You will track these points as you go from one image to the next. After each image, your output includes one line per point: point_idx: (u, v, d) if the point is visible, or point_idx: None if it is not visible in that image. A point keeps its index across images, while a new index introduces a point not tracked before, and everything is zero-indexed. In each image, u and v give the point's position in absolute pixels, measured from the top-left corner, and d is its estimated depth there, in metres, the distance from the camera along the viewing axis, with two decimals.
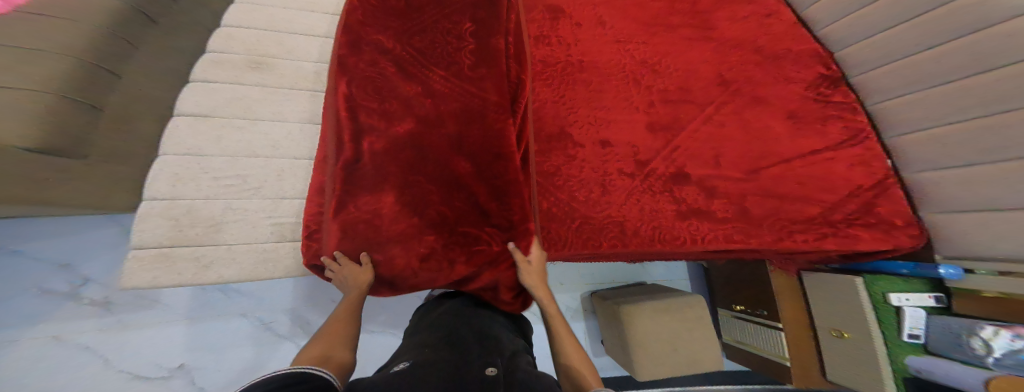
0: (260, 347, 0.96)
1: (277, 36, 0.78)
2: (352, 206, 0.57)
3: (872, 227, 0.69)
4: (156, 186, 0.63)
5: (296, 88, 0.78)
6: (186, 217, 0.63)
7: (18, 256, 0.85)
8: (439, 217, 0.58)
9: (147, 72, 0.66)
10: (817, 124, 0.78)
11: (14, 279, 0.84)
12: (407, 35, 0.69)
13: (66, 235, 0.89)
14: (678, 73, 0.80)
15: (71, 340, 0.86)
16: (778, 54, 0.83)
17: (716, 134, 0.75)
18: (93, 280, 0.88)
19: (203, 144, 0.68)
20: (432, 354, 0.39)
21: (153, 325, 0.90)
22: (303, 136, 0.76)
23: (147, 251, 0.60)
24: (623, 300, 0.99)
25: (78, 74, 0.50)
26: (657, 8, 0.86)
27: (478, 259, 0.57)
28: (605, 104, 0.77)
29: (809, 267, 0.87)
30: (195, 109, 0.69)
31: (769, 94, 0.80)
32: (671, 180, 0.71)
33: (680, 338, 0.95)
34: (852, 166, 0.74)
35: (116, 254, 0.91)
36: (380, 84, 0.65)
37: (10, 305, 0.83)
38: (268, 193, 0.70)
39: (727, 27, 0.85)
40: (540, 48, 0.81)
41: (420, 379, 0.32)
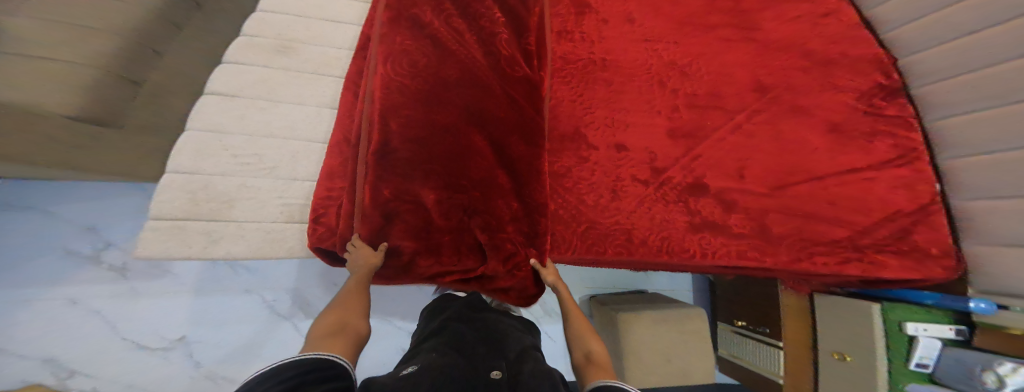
0: (256, 321, 1.06)
1: (307, 21, 0.80)
2: (391, 193, 0.60)
3: (903, 255, 0.65)
4: (179, 160, 0.66)
5: (320, 74, 0.80)
6: (203, 192, 0.66)
7: (52, 218, 0.95)
8: (479, 220, 0.63)
9: (183, 50, 0.71)
10: (862, 139, 0.71)
11: (45, 239, 0.94)
12: (447, 16, 0.69)
13: (95, 201, 0.98)
14: (710, 76, 0.76)
15: (85, 303, 0.94)
16: (830, 59, 0.76)
17: (745, 145, 0.72)
18: (114, 245, 0.98)
19: (226, 122, 0.71)
20: (441, 359, 0.45)
21: (163, 295, 1.00)
22: (321, 119, 0.79)
23: (163, 221, 0.63)
24: (621, 308, 1.04)
25: (119, 54, 0.56)
26: (694, 6, 0.81)
27: (515, 262, 0.64)
28: (623, 106, 0.75)
29: (821, 288, 0.84)
30: (224, 89, 0.72)
31: (812, 103, 0.74)
32: (688, 191, 0.69)
33: (675, 349, 1.00)
34: (895, 188, 0.68)
35: (136, 223, 1.00)
36: (418, 65, 0.66)
37: (37, 265, 0.93)
38: (282, 173, 0.74)
39: (774, 27, 0.79)
40: (561, 44, 0.79)
41: (428, 380, 0.38)
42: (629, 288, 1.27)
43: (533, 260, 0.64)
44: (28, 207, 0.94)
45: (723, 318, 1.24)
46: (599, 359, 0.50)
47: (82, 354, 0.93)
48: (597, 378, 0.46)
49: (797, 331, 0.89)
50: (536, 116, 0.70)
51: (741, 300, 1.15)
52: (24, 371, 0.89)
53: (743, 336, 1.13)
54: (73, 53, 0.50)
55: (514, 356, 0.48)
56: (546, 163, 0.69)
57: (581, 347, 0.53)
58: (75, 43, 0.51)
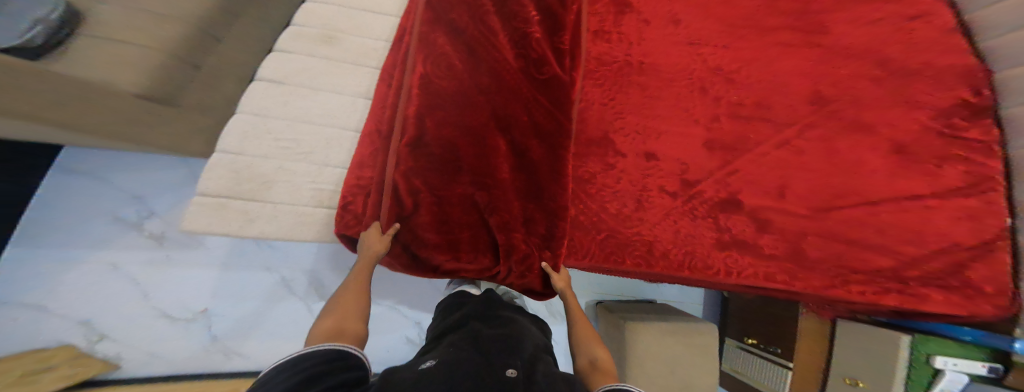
0: (277, 300, 1.04)
1: (351, 12, 0.81)
2: (425, 187, 0.63)
3: (951, 290, 0.61)
4: (227, 140, 0.68)
5: (359, 64, 0.81)
6: (245, 172, 0.67)
7: (105, 183, 0.94)
8: (497, 218, 0.64)
9: (246, 43, 0.81)
10: (929, 164, 0.65)
11: (95, 202, 0.93)
12: (484, 19, 0.71)
13: (144, 169, 0.96)
14: (760, 85, 0.72)
15: (124, 269, 0.94)
16: (909, 70, 0.68)
17: (791, 161, 0.68)
18: (157, 214, 0.97)
19: (271, 106, 0.72)
20: (458, 353, 0.50)
21: (192, 266, 0.98)
22: (357, 108, 0.79)
23: (207, 198, 0.64)
24: (629, 316, 0.98)
25: (187, 38, 0.66)
26: (752, 7, 0.77)
27: (528, 263, 0.65)
28: (659, 112, 0.73)
29: (847, 315, 0.84)
30: (272, 76, 0.74)
31: (878, 120, 0.68)
32: (720, 206, 0.67)
33: (684, 361, 0.91)
34: (957, 220, 0.63)
35: (180, 193, 0.99)
36: (455, 68, 0.68)
37: (82, 226, 0.92)
38: (316, 159, 0.74)
39: (844, 31, 0.73)
40: (598, 44, 0.77)
41: (443, 373, 0.43)
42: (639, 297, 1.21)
43: (545, 264, 0.65)
44: (82, 168, 0.93)
45: (730, 333, 1.18)
46: (604, 365, 0.55)
47: (114, 318, 0.94)
48: (604, 382, 0.51)
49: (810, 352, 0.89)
50: (565, 119, 0.70)
51: (755, 318, 1.08)
52: (58, 332, 0.90)
53: (752, 355, 1.06)
54: (152, 37, 0.61)
55: (527, 358, 0.51)
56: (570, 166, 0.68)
57: (586, 355, 0.57)
58: (156, 29, 0.62)
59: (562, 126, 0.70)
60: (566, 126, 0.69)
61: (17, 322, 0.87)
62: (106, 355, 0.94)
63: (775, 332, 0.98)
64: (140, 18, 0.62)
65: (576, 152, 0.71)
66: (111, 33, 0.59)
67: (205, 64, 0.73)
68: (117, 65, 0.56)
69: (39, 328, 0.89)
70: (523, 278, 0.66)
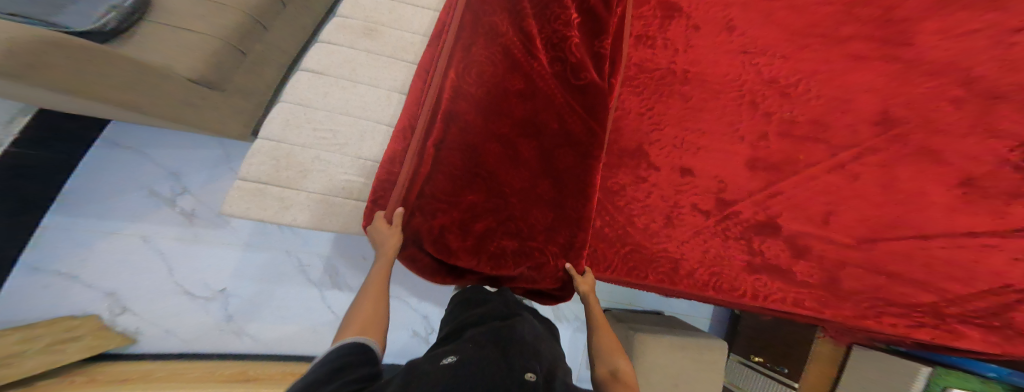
0: (292, 284, 1.10)
1: (391, 4, 0.80)
2: (433, 196, 0.61)
3: (990, 329, 0.59)
4: (270, 127, 0.68)
5: (398, 58, 0.79)
6: (285, 160, 0.67)
7: (144, 158, 1.00)
8: (513, 225, 0.64)
9: (283, 30, 0.89)
10: (999, 200, 0.61)
11: (133, 177, 0.99)
12: (521, 20, 0.68)
13: (182, 148, 1.02)
14: (818, 101, 0.67)
15: (155, 242, 1.01)
16: (1000, 92, 0.61)
17: (841, 188, 0.65)
18: (189, 192, 1.02)
19: (313, 97, 0.72)
20: (477, 350, 0.45)
21: (218, 245, 1.05)
22: (393, 103, 0.77)
23: (247, 182, 0.65)
24: (638, 326, 0.98)
25: (240, 26, 0.73)
26: (822, 13, 0.70)
27: (545, 271, 0.65)
28: (700, 126, 0.70)
29: (864, 342, 0.89)
30: (316, 67, 0.74)
31: (948, 147, 0.63)
32: (756, 229, 0.66)
33: (686, 374, 0.94)
34: (1016, 261, 0.60)
35: (213, 174, 1.04)
36: (484, 75, 0.66)
37: (120, 198, 0.98)
38: (350, 150, 0.72)
39: (928, 44, 0.65)
40: (639, 49, 0.74)
41: (470, 368, 0.39)
42: (645, 307, 1.20)
43: (568, 265, 0.64)
44: (124, 143, 0.99)
45: (736, 349, 1.16)
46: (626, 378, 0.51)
47: (140, 291, 1.01)
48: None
49: (823, 370, 0.94)
50: (597, 129, 0.67)
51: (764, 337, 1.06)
52: (86, 301, 0.96)
53: (760, 374, 1.06)
54: (209, 25, 0.68)
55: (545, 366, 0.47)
56: (598, 177, 0.67)
57: (605, 364, 0.54)
58: (212, 17, 0.69)
59: (595, 137, 0.67)
60: (598, 138, 0.67)
61: (45, 291, 0.93)
62: (126, 329, 1.00)
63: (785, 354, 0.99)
64: (201, 5, 0.69)
65: (607, 163, 0.70)
66: (174, 20, 0.67)
67: (251, 52, 0.80)
68: (177, 52, 0.64)
69: (68, 296, 0.95)
70: (537, 282, 0.67)
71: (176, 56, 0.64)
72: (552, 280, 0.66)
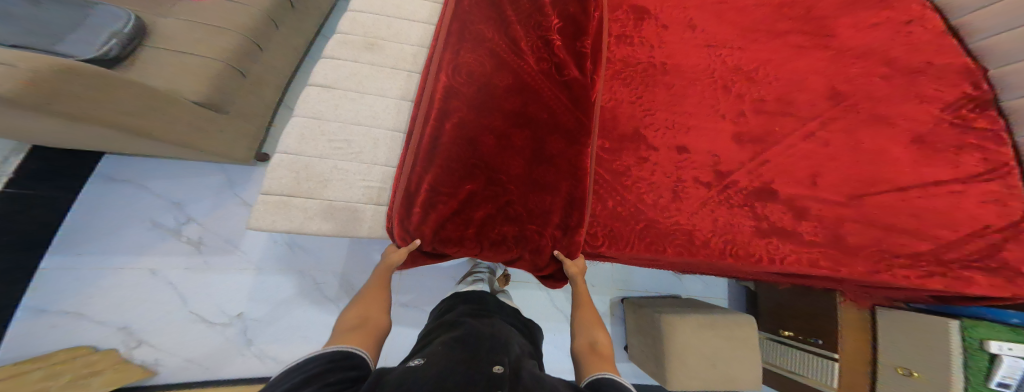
0: (311, 307, 0.97)
1: (387, 20, 0.81)
2: (433, 188, 0.63)
3: (992, 272, 0.62)
4: (286, 141, 0.68)
5: (397, 67, 0.79)
6: (304, 172, 0.66)
7: (144, 190, 0.95)
8: (509, 206, 0.63)
9: (277, 54, 0.91)
10: (949, 152, 0.70)
11: (136, 211, 0.94)
12: (506, 27, 0.75)
13: (184, 177, 0.98)
14: (779, 83, 0.77)
15: (163, 274, 0.91)
16: (913, 69, 0.76)
17: (818, 152, 0.72)
18: (194, 221, 0.96)
19: (325, 110, 0.72)
20: (445, 351, 0.43)
21: (228, 271, 0.95)
22: (399, 110, 0.75)
23: (272, 197, 0.63)
24: (662, 309, 0.93)
25: (239, 47, 0.74)
26: (762, 13, 0.84)
27: (544, 255, 0.63)
28: (685, 109, 0.76)
29: (886, 303, 0.81)
30: (323, 81, 0.74)
31: (892, 113, 0.73)
32: (755, 195, 0.69)
33: (721, 353, 0.86)
34: (984, 203, 0.65)
35: (217, 201, 0.98)
36: (474, 74, 0.71)
37: (122, 232, 0.92)
38: (365, 158, 0.70)
39: (848, 36, 0.80)
40: (621, 47, 0.82)
41: (431, 372, 0.36)
42: (662, 292, 1.14)
43: (557, 251, 0.63)
44: (119, 176, 0.95)
45: (763, 325, 1.08)
46: (603, 350, 0.52)
47: (147, 324, 0.88)
48: (598, 364, 0.48)
49: (855, 343, 0.83)
50: (585, 118, 0.70)
51: (792, 309, 0.98)
52: (100, 336, 0.85)
53: (792, 348, 0.96)
54: (213, 50, 0.70)
55: (513, 356, 0.46)
56: (591, 161, 0.68)
57: (586, 337, 0.55)
58: (214, 41, 0.70)
59: (585, 126, 0.69)
60: (591, 131, 0.69)
61: (52, 331, 0.82)
62: (144, 361, 0.86)
63: (813, 323, 0.90)
64: (197, 30, 0.70)
65: (618, 144, 0.73)
66: (171, 45, 0.68)
67: (250, 74, 0.81)
68: (180, 75, 0.66)
69: (73, 335, 0.84)
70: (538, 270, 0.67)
71: (177, 80, 0.65)
72: (550, 268, 0.66)
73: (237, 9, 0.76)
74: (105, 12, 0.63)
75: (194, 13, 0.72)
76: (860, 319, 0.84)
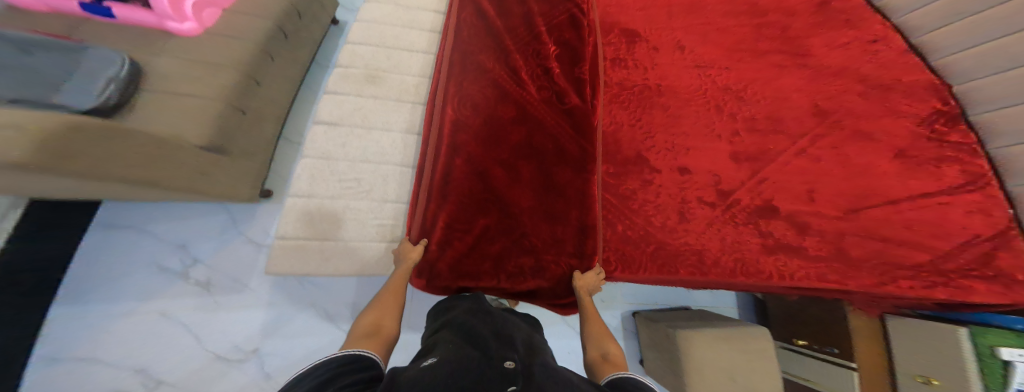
0: (329, 340, 0.88)
1: (387, 51, 0.80)
2: (448, 224, 0.62)
3: (989, 280, 0.63)
4: (297, 184, 0.66)
5: (401, 100, 0.77)
6: (318, 214, 0.64)
7: (147, 235, 0.90)
8: (524, 240, 0.63)
9: (279, 87, 0.88)
10: (931, 165, 0.73)
11: (140, 255, 0.87)
12: (506, 56, 0.76)
13: (189, 218, 0.93)
14: (766, 101, 0.81)
15: (174, 316, 0.83)
16: (886, 86, 0.81)
17: (811, 168, 0.74)
18: (202, 261, 0.89)
19: (333, 149, 0.70)
20: (455, 350, 0.39)
21: (240, 308, 0.87)
22: (406, 144, 0.74)
23: (289, 240, 0.63)
24: (676, 324, 0.91)
25: (236, 84, 0.68)
26: (743, 33, 0.90)
27: (562, 283, 0.64)
28: (683, 130, 0.77)
29: (894, 311, 0.83)
30: (329, 119, 0.72)
31: (873, 129, 0.77)
32: (758, 213, 0.71)
33: (740, 367, 0.85)
34: (971, 213, 0.68)
35: (222, 241, 0.92)
36: (479, 107, 0.71)
37: (125, 280, 0.85)
38: (376, 195, 0.69)
39: (822, 56, 0.86)
40: (616, 70, 0.85)
41: (444, 372, 0.33)
42: (673, 304, 1.12)
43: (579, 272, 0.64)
44: (120, 223, 0.90)
45: (776, 334, 1.06)
46: (616, 360, 0.49)
47: (168, 360, 0.80)
48: (610, 371, 0.46)
49: (869, 350, 0.83)
50: (589, 145, 0.70)
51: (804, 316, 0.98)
52: (110, 382, 0.76)
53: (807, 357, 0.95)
54: (208, 88, 0.63)
55: (525, 351, 0.42)
56: (598, 188, 0.69)
57: (598, 347, 0.52)
58: (209, 78, 0.64)
59: (591, 152, 0.70)
60: (596, 157, 0.70)
61: (65, 382, 0.74)
62: None
63: (828, 330, 0.90)
64: (193, 68, 0.64)
65: (624, 168, 0.73)
66: (166, 85, 0.61)
67: (249, 110, 0.75)
68: (178, 117, 0.59)
69: (88, 381, 0.75)
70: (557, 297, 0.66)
71: (178, 122, 0.59)
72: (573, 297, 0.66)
73: (233, 43, 0.70)
74: (99, 56, 0.58)
75: (187, 49, 0.66)
76: (870, 327, 0.84)
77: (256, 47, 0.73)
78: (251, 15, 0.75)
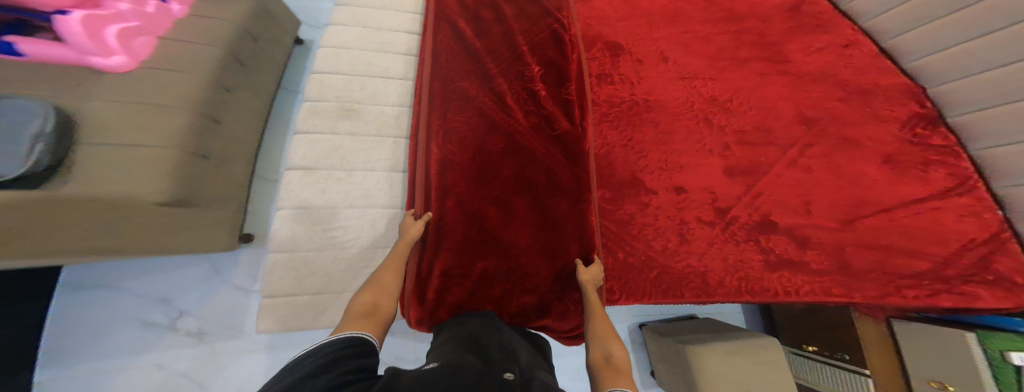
0: None
1: (359, 80, 0.74)
2: (444, 271, 0.58)
3: (991, 285, 0.62)
4: (276, 239, 0.60)
5: (381, 134, 0.71)
6: (304, 268, 0.60)
7: (122, 290, 0.81)
8: (526, 282, 0.60)
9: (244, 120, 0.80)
10: (918, 170, 0.73)
11: (120, 312, 0.79)
12: (489, 81, 0.72)
13: (166, 268, 0.84)
14: (753, 111, 0.80)
15: (171, 369, 0.78)
16: (865, 90, 0.81)
17: (805, 179, 0.73)
18: (189, 312, 0.82)
19: (312, 197, 0.63)
20: (455, 356, 0.36)
21: (240, 354, 0.81)
22: (392, 184, 0.68)
23: (276, 299, 0.58)
24: (685, 338, 0.87)
25: (188, 127, 0.57)
26: (722, 41, 0.89)
27: (568, 319, 0.61)
28: (676, 147, 0.75)
29: (899, 314, 0.81)
30: (302, 163, 0.65)
31: (860, 135, 0.77)
32: (757, 229, 0.68)
33: (755, 380, 0.81)
34: (963, 217, 0.68)
35: (208, 290, 0.84)
36: (466, 139, 0.66)
37: (107, 340, 0.77)
38: (366, 243, 0.64)
39: (800, 62, 0.86)
40: (604, 87, 0.82)
41: (444, 374, 0.30)
42: (677, 313, 1.09)
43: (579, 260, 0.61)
44: (91, 281, 0.80)
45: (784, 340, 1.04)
46: (620, 364, 0.41)
47: None
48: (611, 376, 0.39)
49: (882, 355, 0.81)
50: (584, 174, 0.67)
51: (810, 321, 0.97)
52: None
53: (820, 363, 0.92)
54: (154, 136, 0.51)
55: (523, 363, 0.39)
56: (596, 215, 0.66)
57: (600, 349, 0.45)
58: (153, 123, 0.52)
59: (587, 180, 0.66)
60: (593, 184, 0.68)
61: None
62: None
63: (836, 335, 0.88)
64: (133, 110, 0.51)
65: (621, 192, 0.70)
66: (103, 134, 0.47)
67: (211, 153, 0.65)
68: (130, 173, 0.47)
69: None
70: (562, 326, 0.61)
71: (130, 179, 0.47)
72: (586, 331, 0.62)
73: (173, 76, 0.58)
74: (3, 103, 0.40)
75: (119, 85, 0.52)
76: (879, 333, 0.83)
77: (205, 79, 0.63)
78: (194, 43, 0.64)
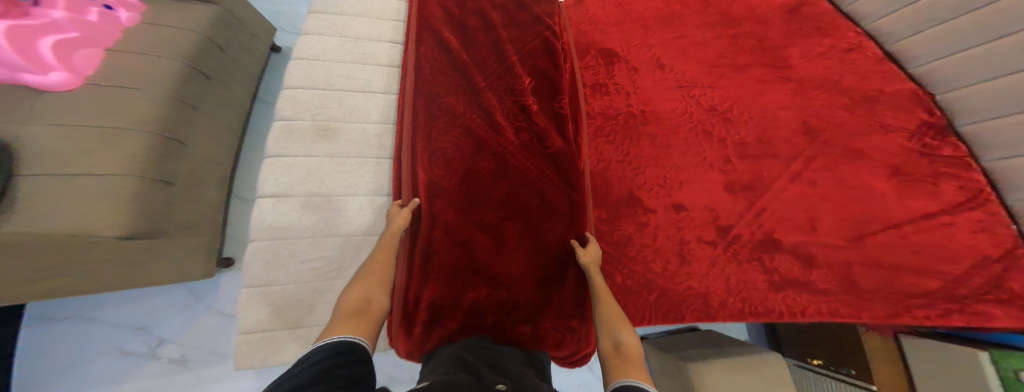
0: None
1: (337, 96, 0.71)
2: (432, 302, 0.55)
3: (1007, 304, 0.58)
4: (251, 273, 0.57)
5: (362, 155, 0.68)
6: (282, 302, 0.57)
7: (98, 319, 0.78)
8: (518, 311, 0.56)
9: (218, 139, 0.76)
10: (927, 183, 0.69)
11: (96, 342, 0.76)
12: (477, 96, 0.68)
13: (143, 295, 0.81)
14: (754, 122, 0.76)
15: None
16: (869, 97, 0.77)
17: (808, 193, 0.69)
18: (169, 339, 0.79)
19: (289, 226, 0.60)
20: (447, 372, 0.33)
21: (224, 381, 0.78)
22: (375, 209, 0.65)
23: (253, 335, 0.55)
24: (687, 356, 0.84)
25: (152, 149, 0.53)
26: (721, 46, 0.85)
27: (565, 348, 0.57)
28: (674, 162, 0.71)
29: (908, 329, 0.78)
30: (275, 190, 0.61)
31: (865, 146, 0.74)
32: (760, 247, 0.65)
33: None
34: (976, 233, 0.64)
35: (188, 315, 0.81)
36: (453, 161, 0.62)
37: (84, 372, 0.74)
38: (349, 273, 0.61)
39: (802, 67, 0.83)
40: (598, 98, 0.79)
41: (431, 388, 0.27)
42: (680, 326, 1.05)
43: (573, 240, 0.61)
44: (65, 311, 0.77)
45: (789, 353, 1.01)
46: (631, 351, 0.39)
47: None
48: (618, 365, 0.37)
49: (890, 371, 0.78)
50: (578, 194, 0.63)
51: (817, 335, 0.93)
52: None
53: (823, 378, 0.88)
54: (109, 164, 0.47)
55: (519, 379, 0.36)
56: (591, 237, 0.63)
57: (609, 337, 0.43)
58: (106, 149, 0.48)
59: (580, 200, 0.63)
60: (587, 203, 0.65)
61: None
62: None
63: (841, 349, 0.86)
64: (83, 136, 0.47)
65: (617, 212, 0.67)
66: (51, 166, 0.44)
67: (177, 177, 0.61)
68: (77, 207, 0.44)
69: None
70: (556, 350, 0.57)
71: (79, 214, 0.44)
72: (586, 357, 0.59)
73: (133, 96, 0.54)
74: None
75: (72, 108, 0.49)
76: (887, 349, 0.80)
77: (168, 96, 0.58)
78: (154, 56, 0.59)
